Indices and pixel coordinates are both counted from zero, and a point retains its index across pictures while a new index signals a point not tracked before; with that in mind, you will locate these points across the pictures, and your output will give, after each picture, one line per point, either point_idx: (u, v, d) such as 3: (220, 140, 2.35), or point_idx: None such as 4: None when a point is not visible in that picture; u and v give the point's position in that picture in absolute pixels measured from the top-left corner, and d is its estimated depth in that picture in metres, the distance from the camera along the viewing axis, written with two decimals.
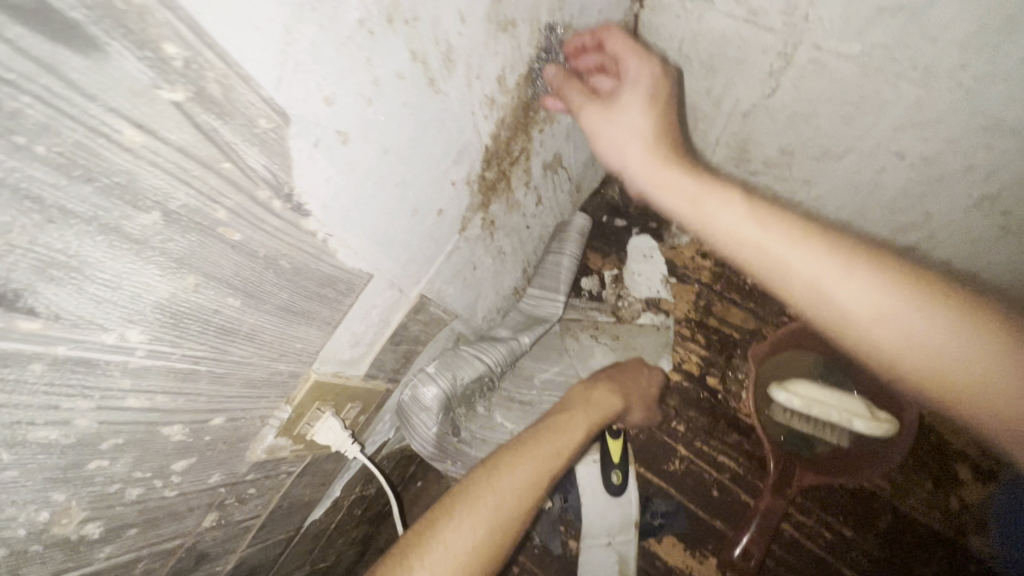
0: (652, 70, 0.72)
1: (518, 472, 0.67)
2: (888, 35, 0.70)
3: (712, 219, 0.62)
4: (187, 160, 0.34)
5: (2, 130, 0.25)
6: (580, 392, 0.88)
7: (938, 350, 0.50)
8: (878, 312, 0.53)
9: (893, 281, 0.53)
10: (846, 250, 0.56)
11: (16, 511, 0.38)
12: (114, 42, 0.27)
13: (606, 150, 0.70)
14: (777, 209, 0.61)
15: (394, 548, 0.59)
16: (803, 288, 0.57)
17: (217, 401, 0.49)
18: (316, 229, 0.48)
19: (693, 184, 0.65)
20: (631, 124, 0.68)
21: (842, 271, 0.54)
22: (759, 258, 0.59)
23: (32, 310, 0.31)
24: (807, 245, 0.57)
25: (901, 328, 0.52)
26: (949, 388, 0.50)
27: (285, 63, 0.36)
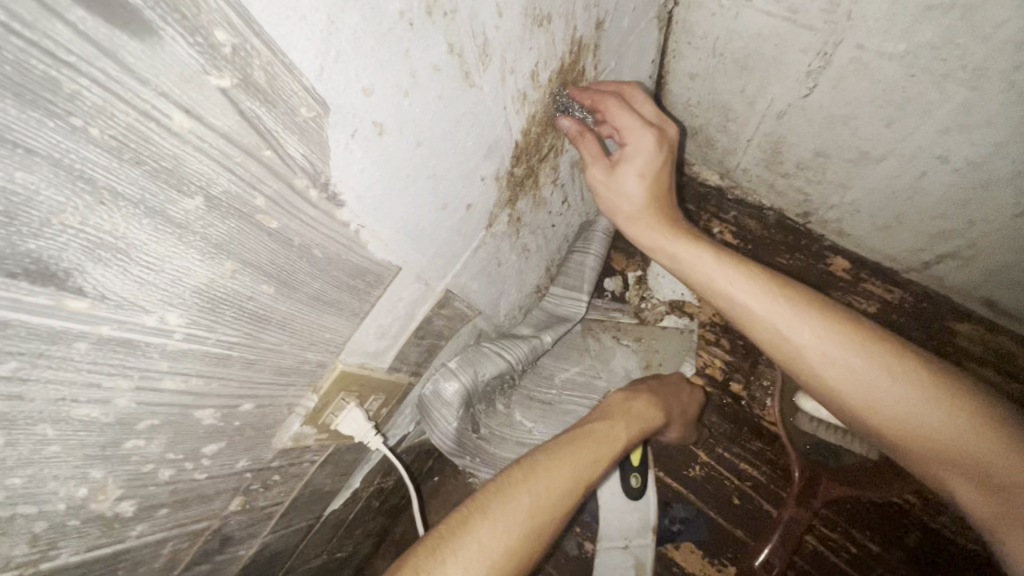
0: (654, 146, 0.70)
1: (554, 476, 0.67)
2: (937, 33, 0.68)
3: (692, 271, 0.70)
4: (231, 146, 0.34)
5: (60, 112, 0.26)
6: (620, 401, 0.87)
7: (879, 390, 0.57)
8: (828, 358, 0.60)
9: (843, 331, 0.60)
10: (800, 302, 0.63)
11: (57, 486, 0.39)
12: (168, 27, 0.27)
13: (605, 205, 0.77)
14: (750, 262, 0.68)
15: (427, 538, 0.59)
16: (765, 334, 0.64)
17: (248, 386, 0.50)
18: (349, 220, 0.48)
19: (674, 237, 0.72)
20: (624, 193, 0.73)
21: (797, 320, 0.62)
22: (729, 307, 0.67)
23: (80, 289, 0.32)
24: (771, 297, 0.64)
25: (847, 373, 0.59)
26: (889, 425, 0.57)
27: (328, 53, 0.36)
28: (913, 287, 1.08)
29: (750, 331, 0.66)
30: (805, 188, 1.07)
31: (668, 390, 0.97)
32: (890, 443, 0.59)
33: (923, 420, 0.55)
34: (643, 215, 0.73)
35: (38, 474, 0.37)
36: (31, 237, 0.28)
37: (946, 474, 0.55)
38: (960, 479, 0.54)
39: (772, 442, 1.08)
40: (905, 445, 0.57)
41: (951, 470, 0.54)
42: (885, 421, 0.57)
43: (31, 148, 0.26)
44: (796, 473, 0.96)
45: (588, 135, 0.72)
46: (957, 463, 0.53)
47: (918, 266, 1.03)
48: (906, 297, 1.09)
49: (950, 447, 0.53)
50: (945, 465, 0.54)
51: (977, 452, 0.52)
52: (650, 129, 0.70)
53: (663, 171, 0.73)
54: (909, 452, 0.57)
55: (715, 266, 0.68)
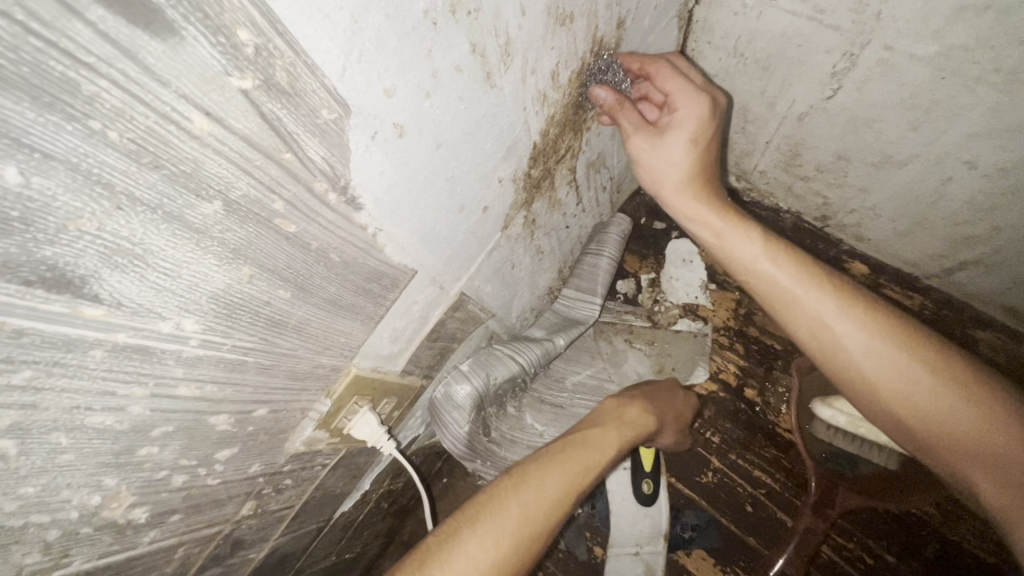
0: (707, 113, 0.66)
1: (545, 487, 0.66)
2: (970, 35, 0.66)
3: (732, 253, 0.68)
4: (251, 149, 0.33)
5: (78, 114, 0.25)
6: (612, 407, 0.85)
7: (918, 387, 0.55)
8: (869, 350, 0.58)
9: (885, 325, 0.58)
10: (848, 294, 0.61)
11: (70, 495, 0.38)
12: (190, 26, 0.26)
13: (647, 178, 0.71)
14: (795, 251, 0.66)
15: (414, 553, 0.59)
16: (806, 319, 0.62)
17: (263, 392, 0.49)
18: (366, 224, 0.47)
19: (720, 217, 0.69)
20: (670, 162, 0.68)
21: (842, 310, 0.60)
22: (768, 291, 0.65)
23: (96, 296, 0.31)
24: (816, 284, 0.62)
25: (884, 366, 0.57)
26: (919, 421, 0.56)
27: (350, 53, 0.35)
28: (934, 294, 1.06)
29: (786, 316, 0.64)
30: (825, 192, 1.05)
31: (661, 395, 0.95)
32: (916, 440, 0.57)
33: (957, 417, 0.53)
34: (686, 191, 0.69)
35: (52, 482, 0.36)
36: (46, 244, 0.27)
37: (971, 473, 0.53)
38: (985, 478, 0.51)
39: (787, 449, 1.06)
40: (931, 442, 0.55)
41: (978, 470, 0.52)
42: (914, 416, 0.56)
43: (48, 152, 0.25)
44: (812, 482, 0.94)
45: (627, 104, 0.69)
46: (986, 462, 0.51)
47: (940, 272, 1.01)
48: (926, 304, 1.06)
49: (982, 446, 0.52)
50: (972, 463, 0.52)
51: (1011, 453, 0.50)
52: (703, 96, 0.67)
53: (711, 145, 0.69)
54: (939, 454, 0.56)
55: (759, 248, 0.66)
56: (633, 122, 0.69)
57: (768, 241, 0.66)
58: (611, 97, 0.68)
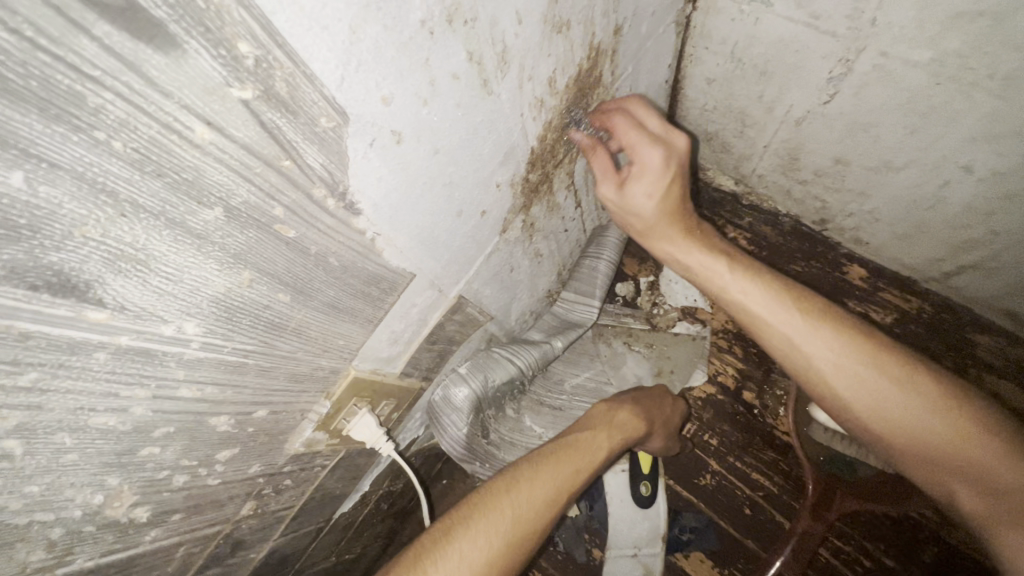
0: (662, 162, 0.67)
1: (537, 487, 0.67)
2: (965, 41, 0.67)
3: (710, 280, 0.70)
4: (251, 157, 0.34)
5: (84, 125, 0.26)
6: (603, 409, 0.86)
7: (891, 401, 0.57)
8: (841, 369, 0.60)
9: (855, 344, 0.60)
10: (814, 314, 0.62)
11: (73, 494, 0.39)
12: (192, 40, 0.27)
13: (619, 219, 0.76)
14: (766, 275, 0.67)
15: (408, 549, 0.58)
16: (780, 343, 0.63)
17: (263, 393, 0.50)
18: (365, 228, 0.48)
19: (689, 246, 0.71)
20: (635, 208, 0.70)
21: (812, 332, 0.61)
22: (744, 316, 0.66)
23: (100, 300, 0.32)
24: (786, 308, 0.63)
25: (856, 385, 0.59)
26: (895, 435, 0.58)
27: (349, 63, 0.36)
28: (932, 298, 1.06)
29: (761, 340, 0.66)
30: (823, 196, 1.06)
31: (652, 399, 0.96)
32: (894, 453, 0.59)
33: (930, 430, 0.55)
34: (662, 226, 0.72)
35: (56, 481, 0.37)
36: (52, 250, 0.28)
37: (949, 483, 0.55)
38: (964, 488, 0.54)
39: (786, 452, 1.06)
40: (908, 456, 0.58)
41: (956, 480, 0.55)
42: (891, 432, 0.58)
43: (55, 162, 0.26)
44: (810, 485, 0.95)
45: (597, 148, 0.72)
46: (962, 473, 0.54)
47: (938, 276, 1.01)
48: (924, 307, 1.06)
49: (955, 457, 0.54)
50: (951, 473, 0.55)
51: (983, 462, 0.53)
52: (657, 146, 0.67)
53: (675, 186, 0.70)
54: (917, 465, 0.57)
55: (731, 275, 0.68)
56: (600, 167, 0.72)
57: (739, 268, 0.68)
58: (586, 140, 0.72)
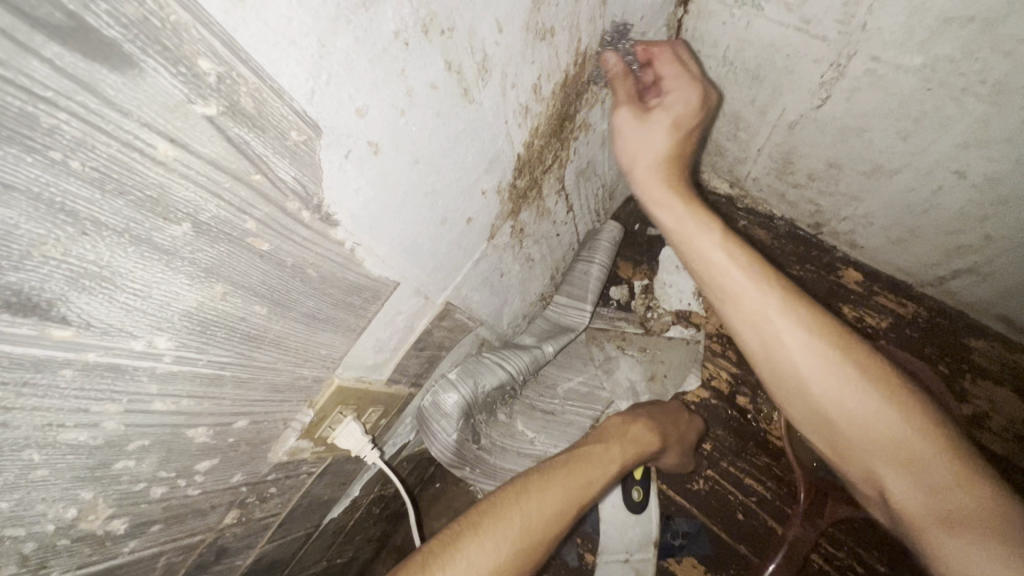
0: (697, 104, 0.67)
1: (547, 498, 0.67)
2: (954, 47, 0.66)
3: (686, 242, 0.65)
4: (219, 173, 0.34)
5: (38, 146, 0.25)
6: (617, 424, 0.87)
7: (848, 392, 0.55)
8: (806, 352, 0.56)
9: (829, 332, 0.57)
10: (794, 295, 0.59)
11: (45, 508, 0.39)
12: (149, 59, 0.27)
13: (621, 152, 0.70)
14: (751, 248, 0.63)
15: (415, 554, 0.58)
16: (750, 315, 0.60)
17: (242, 404, 0.50)
18: (344, 239, 0.48)
19: (684, 200, 0.66)
20: (650, 141, 0.67)
21: (785, 311, 0.58)
22: (719, 283, 0.62)
23: (64, 318, 0.31)
24: (768, 284, 0.60)
25: (825, 371, 0.56)
26: (849, 425, 0.55)
27: (319, 76, 0.35)
28: (927, 302, 1.05)
29: (732, 310, 0.61)
30: (817, 200, 1.05)
31: (666, 417, 0.97)
32: (839, 439, 0.57)
33: (886, 424, 0.53)
34: (655, 175, 0.67)
35: (27, 497, 0.37)
36: (11, 270, 0.28)
37: (890, 477, 0.54)
38: (903, 483, 0.53)
39: (779, 457, 1.06)
40: (856, 445, 0.56)
41: (898, 474, 0.53)
42: (845, 420, 0.55)
43: (9, 183, 0.25)
44: (802, 491, 0.94)
45: (627, 77, 0.71)
46: (903, 467, 0.53)
47: (933, 280, 1.00)
48: (920, 312, 1.05)
49: (903, 454, 0.53)
50: (890, 467, 0.54)
51: (933, 464, 0.51)
52: (699, 86, 0.68)
53: (691, 134, 0.69)
54: (859, 454, 0.56)
55: (713, 240, 0.63)
56: (625, 95, 0.70)
57: (724, 233, 0.63)
58: (618, 65, 0.71)
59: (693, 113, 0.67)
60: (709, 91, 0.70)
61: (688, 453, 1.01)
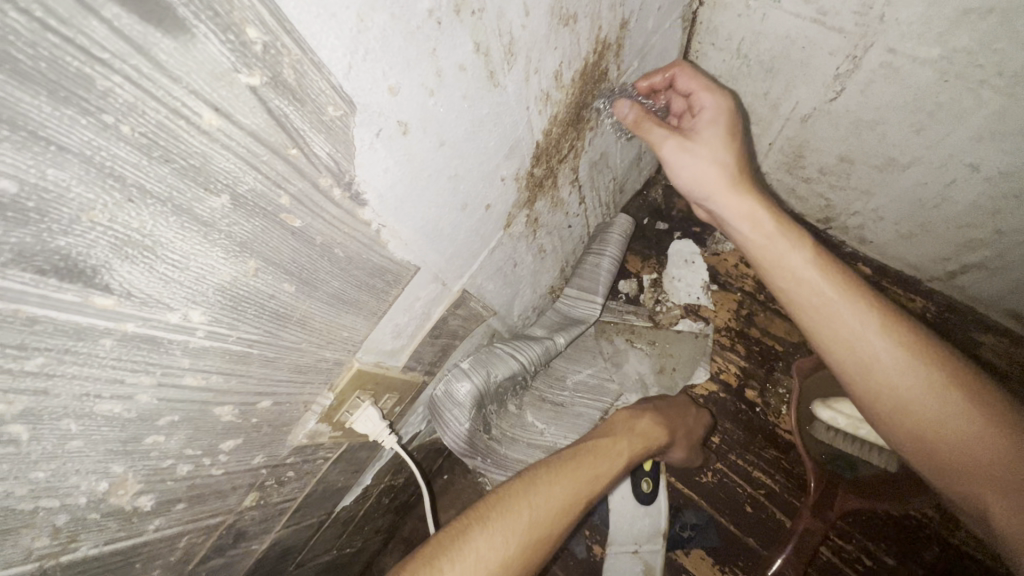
0: (731, 106, 0.71)
1: (554, 492, 0.67)
2: (972, 38, 0.66)
3: (774, 260, 0.67)
4: (259, 145, 0.34)
5: (92, 108, 0.26)
6: (624, 417, 0.88)
7: (946, 410, 0.56)
8: (900, 367, 0.58)
9: (925, 352, 0.59)
10: (889, 316, 0.61)
11: (79, 480, 0.39)
12: (201, 24, 0.27)
13: (687, 182, 0.72)
14: (842, 269, 0.65)
15: (425, 547, 0.59)
16: (843, 331, 0.62)
17: (266, 384, 0.50)
18: (370, 220, 0.48)
19: (774, 222, 0.68)
20: (707, 160, 0.70)
21: (878, 328, 0.60)
22: (811, 303, 0.64)
23: (107, 286, 0.32)
24: (861, 303, 0.62)
25: (922, 389, 0.57)
26: (941, 438, 0.56)
27: (357, 51, 0.36)
28: (936, 298, 1.05)
29: (822, 328, 0.63)
30: (827, 194, 1.05)
31: (673, 411, 0.97)
32: (932, 456, 0.58)
33: (979, 439, 0.54)
34: (737, 193, 0.70)
35: (62, 468, 0.37)
36: (60, 235, 0.28)
37: (982, 491, 0.54)
38: (997, 497, 0.53)
39: (788, 451, 1.06)
40: (949, 458, 0.56)
41: (991, 489, 0.53)
42: (936, 434, 0.57)
43: (64, 145, 0.26)
44: (812, 482, 0.94)
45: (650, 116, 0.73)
46: (1002, 486, 0.52)
47: (942, 275, 1.01)
48: (928, 307, 1.06)
49: (998, 469, 0.53)
50: (985, 484, 0.54)
51: None
52: (718, 94, 0.72)
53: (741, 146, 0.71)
54: (954, 472, 0.56)
55: (806, 259, 0.65)
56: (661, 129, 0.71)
57: (817, 252, 0.66)
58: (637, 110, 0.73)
59: (729, 120, 0.71)
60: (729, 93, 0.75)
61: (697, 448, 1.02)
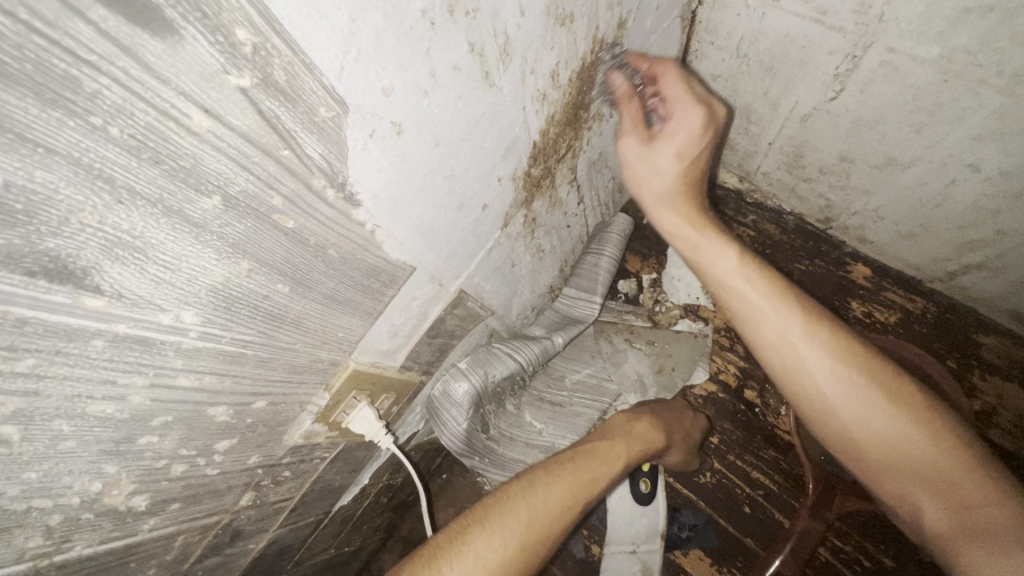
0: (701, 126, 0.63)
1: (552, 494, 0.67)
2: (972, 37, 0.66)
3: (703, 263, 0.67)
4: (250, 146, 0.34)
5: (80, 110, 0.26)
6: (622, 420, 0.87)
7: (874, 413, 0.56)
8: (826, 369, 0.58)
9: (850, 351, 0.58)
10: (814, 316, 0.60)
11: (71, 480, 0.39)
12: (189, 26, 0.27)
13: (633, 181, 0.70)
14: (771, 271, 0.64)
15: (424, 546, 0.59)
16: (771, 336, 0.61)
17: (261, 385, 0.50)
18: (365, 220, 0.48)
19: (702, 230, 0.67)
20: (655, 171, 0.66)
21: (806, 331, 0.59)
22: (738, 308, 0.63)
23: (97, 288, 0.32)
24: (786, 304, 0.61)
25: (848, 391, 0.57)
26: (872, 442, 0.56)
27: (349, 52, 0.35)
28: (936, 298, 1.05)
29: (752, 333, 0.63)
30: (827, 194, 1.05)
31: (670, 413, 0.97)
32: (866, 461, 0.57)
33: (908, 440, 0.54)
34: (669, 203, 0.68)
35: (54, 468, 0.37)
36: (49, 236, 0.28)
37: (917, 493, 0.55)
38: (932, 501, 0.54)
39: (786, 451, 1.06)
40: (880, 460, 0.56)
41: (927, 491, 0.54)
42: (867, 437, 0.56)
43: (51, 147, 0.26)
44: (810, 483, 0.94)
45: (632, 100, 0.69)
46: (932, 486, 0.53)
47: (943, 276, 1.00)
48: (929, 308, 1.05)
49: (927, 468, 0.53)
50: (917, 485, 0.54)
51: (958, 479, 0.52)
52: (702, 107, 0.64)
53: (700, 160, 0.66)
54: (885, 474, 0.56)
55: (731, 264, 0.64)
56: (630, 120, 0.68)
57: (743, 256, 0.65)
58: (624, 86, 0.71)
59: (697, 138, 0.64)
60: (714, 105, 0.65)
61: (694, 449, 1.02)
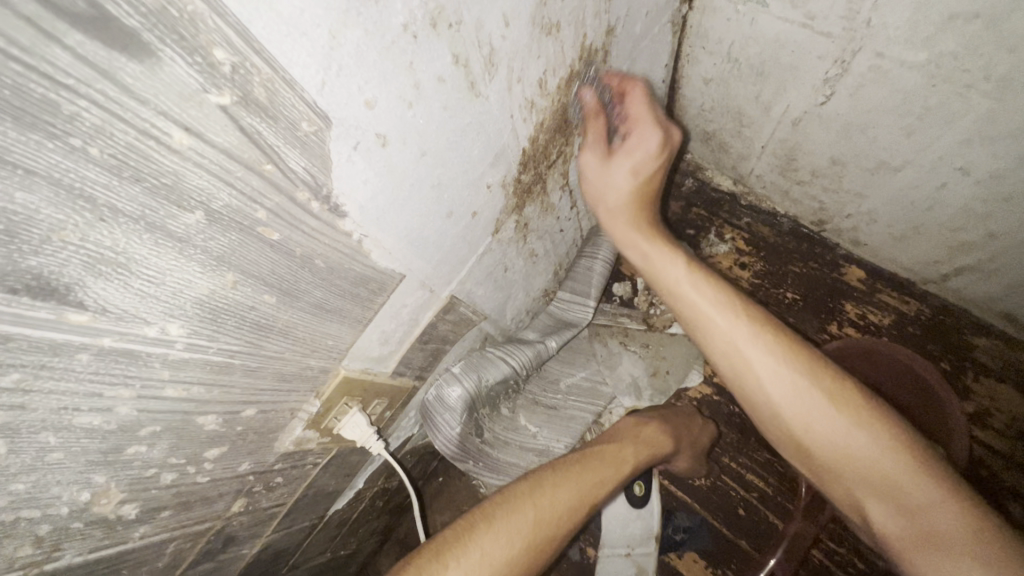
0: (657, 149, 0.69)
1: (559, 494, 0.67)
2: (958, 43, 0.66)
3: (659, 273, 0.71)
4: (232, 161, 0.34)
5: (58, 132, 0.26)
6: (629, 426, 0.88)
7: (818, 417, 0.58)
8: (770, 372, 0.61)
9: (792, 354, 0.61)
10: (758, 321, 0.63)
11: (60, 491, 0.40)
12: (166, 48, 0.27)
13: (592, 189, 0.75)
14: (716, 277, 0.69)
15: (431, 542, 0.59)
16: (719, 341, 0.64)
17: (250, 393, 0.51)
18: (351, 230, 0.48)
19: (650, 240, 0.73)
20: (613, 184, 0.72)
21: (750, 335, 0.62)
22: (689, 312, 0.67)
23: (81, 303, 0.32)
24: (730, 310, 0.64)
25: (791, 394, 0.59)
26: (820, 446, 0.59)
27: (330, 68, 0.36)
28: (930, 300, 1.05)
29: (703, 340, 0.66)
30: (821, 197, 1.05)
31: (680, 420, 0.97)
32: (818, 464, 0.60)
33: (850, 442, 0.56)
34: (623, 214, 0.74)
35: (42, 479, 0.38)
36: (31, 254, 0.28)
37: (867, 494, 0.57)
38: (881, 503, 0.56)
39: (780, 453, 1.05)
40: (830, 465, 0.59)
41: (875, 497, 0.56)
42: (813, 440, 0.59)
43: (31, 168, 0.26)
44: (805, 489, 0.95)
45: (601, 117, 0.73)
46: (881, 490, 0.55)
47: (936, 278, 1.00)
48: (922, 310, 1.06)
49: (873, 470, 0.55)
50: (866, 488, 0.57)
51: (904, 482, 0.54)
52: (659, 130, 0.69)
53: (653, 176, 0.73)
54: (835, 475, 0.59)
55: (682, 272, 0.69)
56: (595, 133, 0.73)
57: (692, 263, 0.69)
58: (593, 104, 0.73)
59: (650, 161, 0.70)
60: (671, 130, 0.71)
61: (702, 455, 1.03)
